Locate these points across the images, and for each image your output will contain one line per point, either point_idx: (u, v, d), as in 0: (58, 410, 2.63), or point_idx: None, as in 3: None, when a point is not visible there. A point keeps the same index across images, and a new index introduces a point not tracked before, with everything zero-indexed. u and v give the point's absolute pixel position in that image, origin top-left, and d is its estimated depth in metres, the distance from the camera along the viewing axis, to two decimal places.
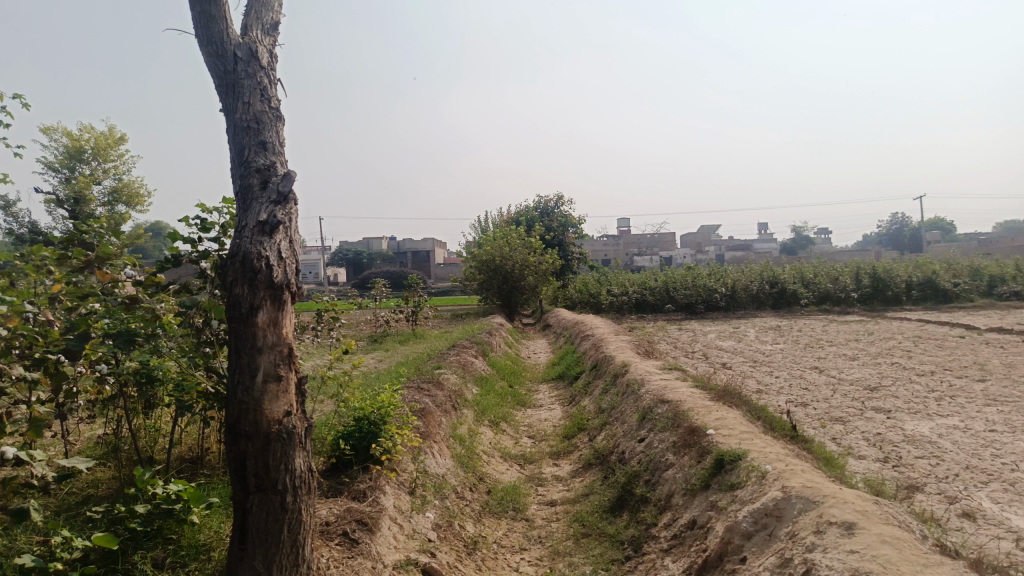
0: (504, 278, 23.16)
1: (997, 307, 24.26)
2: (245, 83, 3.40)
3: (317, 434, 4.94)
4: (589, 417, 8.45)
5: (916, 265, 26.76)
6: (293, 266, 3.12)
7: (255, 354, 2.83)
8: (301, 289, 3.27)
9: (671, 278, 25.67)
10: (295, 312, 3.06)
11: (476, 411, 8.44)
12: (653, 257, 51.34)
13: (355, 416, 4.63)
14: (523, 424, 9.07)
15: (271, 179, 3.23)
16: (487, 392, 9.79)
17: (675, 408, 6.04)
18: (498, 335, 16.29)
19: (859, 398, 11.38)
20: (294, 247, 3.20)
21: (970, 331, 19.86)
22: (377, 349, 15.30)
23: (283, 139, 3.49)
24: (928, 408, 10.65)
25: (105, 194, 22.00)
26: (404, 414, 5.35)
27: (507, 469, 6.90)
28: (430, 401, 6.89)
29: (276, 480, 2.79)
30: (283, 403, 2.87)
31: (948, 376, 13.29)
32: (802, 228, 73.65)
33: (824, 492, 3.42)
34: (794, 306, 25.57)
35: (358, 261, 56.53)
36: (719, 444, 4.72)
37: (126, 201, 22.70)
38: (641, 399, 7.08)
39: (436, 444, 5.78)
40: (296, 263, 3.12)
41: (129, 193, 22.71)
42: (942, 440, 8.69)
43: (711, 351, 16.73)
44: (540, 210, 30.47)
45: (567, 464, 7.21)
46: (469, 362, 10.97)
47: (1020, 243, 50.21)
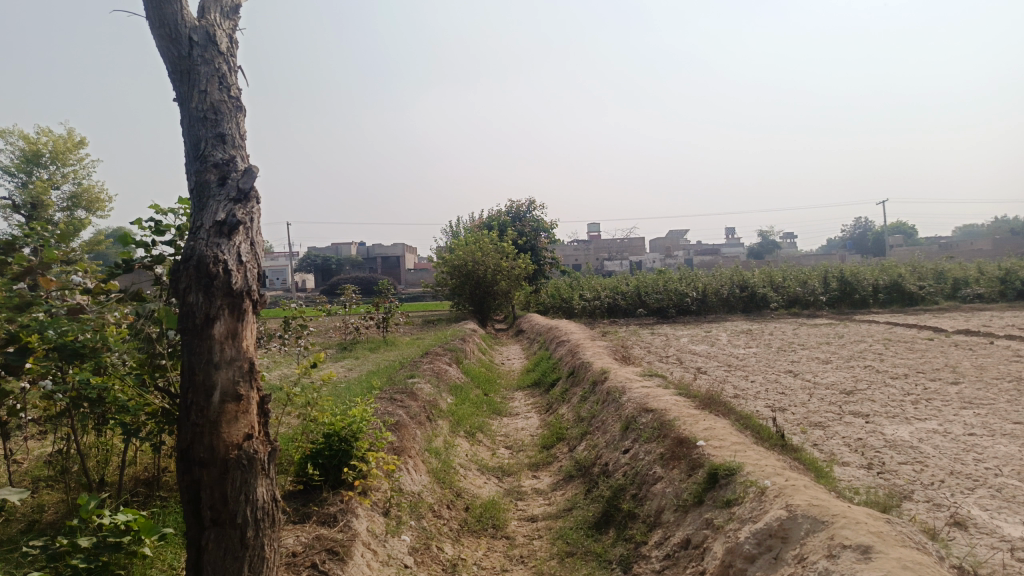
0: (476, 283, 22.86)
1: (961, 309, 24.58)
2: (202, 70, 3.08)
3: (282, 454, 4.61)
4: (568, 426, 8.19)
5: (883, 268, 27.02)
6: (255, 271, 2.81)
7: (210, 371, 2.51)
8: (264, 296, 2.96)
9: (642, 282, 25.59)
10: (257, 323, 2.74)
11: (451, 422, 8.13)
12: (623, 262, 51.42)
13: (324, 432, 4.30)
14: (500, 434, 8.77)
15: (230, 175, 2.92)
16: (462, 401, 9.48)
17: (660, 417, 5.80)
18: (471, 341, 15.99)
19: (837, 402, 11.30)
20: (256, 250, 2.89)
21: (938, 334, 20.04)
22: (346, 357, 14.90)
23: (244, 132, 3.18)
24: (905, 411, 10.58)
25: (63, 199, 21.22)
26: (377, 430, 5.03)
27: (485, 483, 6.61)
28: (403, 413, 6.57)
29: (235, 513, 2.47)
30: (242, 425, 2.56)
31: (922, 379, 13.30)
32: (769, 232, 74.43)
33: (833, 512, 3.21)
34: (764, 309, 25.66)
35: (326, 266, 55.77)
36: (710, 457, 4.49)
37: (86, 206, 21.95)
38: (622, 407, 6.83)
39: (411, 459, 5.48)
40: (259, 267, 2.81)
41: (89, 198, 21.94)
42: (922, 444, 8.60)
43: (686, 355, 16.61)
44: (511, 215, 30.23)
45: (546, 476, 6.94)
46: (443, 370, 10.66)
47: (980, 247, 51.29)
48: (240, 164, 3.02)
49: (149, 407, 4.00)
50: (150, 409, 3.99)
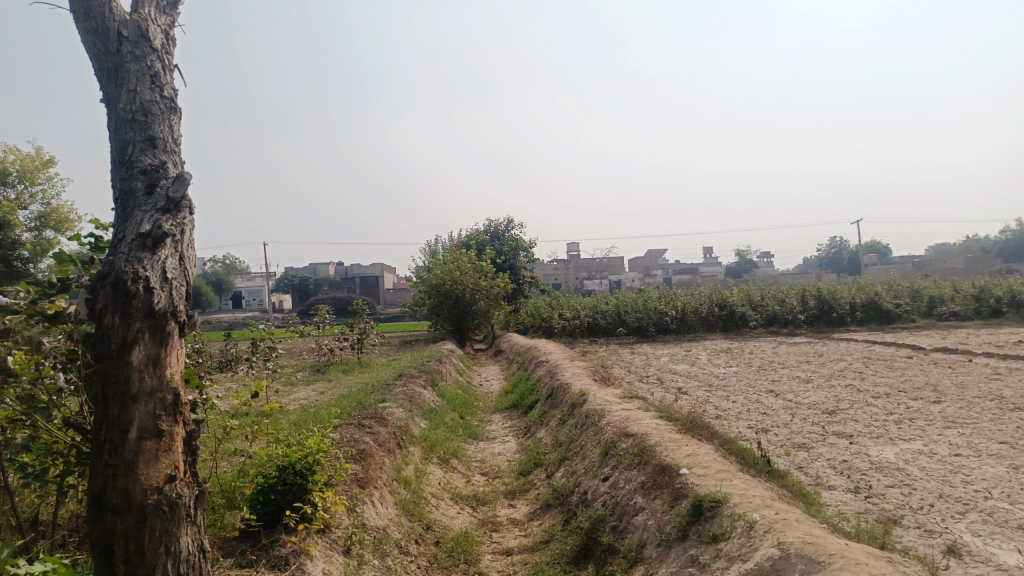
0: (454, 303, 22.53)
1: (938, 327, 24.67)
2: (131, 68, 2.80)
3: (231, 486, 4.25)
4: (546, 451, 7.88)
5: (861, 286, 27.08)
6: (184, 290, 2.53)
7: (126, 404, 2.23)
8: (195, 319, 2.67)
9: (622, 301, 25.39)
10: (184, 349, 2.45)
11: (424, 448, 7.76)
12: (602, 281, 51.34)
13: (278, 465, 3.99)
14: (475, 460, 8.42)
15: (160, 182, 2.69)
16: (436, 425, 9.13)
17: (641, 442, 5.50)
18: (448, 362, 15.64)
19: (819, 422, 11.08)
20: (186, 266, 2.62)
21: (917, 351, 20.01)
22: (319, 379, 14.45)
23: (177, 135, 2.92)
24: (889, 431, 10.39)
25: (30, 220, 20.61)
26: (337, 460, 4.69)
27: (458, 513, 6.26)
28: (370, 440, 6.23)
29: (153, 567, 2.17)
30: (165, 465, 2.27)
31: (904, 398, 13.15)
32: (746, 251, 74.98)
33: (829, 550, 2.94)
34: (743, 328, 25.56)
35: (304, 286, 55.12)
36: (694, 487, 4.18)
37: (54, 227, 21.34)
38: (601, 432, 6.54)
39: (377, 491, 5.14)
40: (188, 284, 2.54)
41: (58, 218, 21.34)
42: (908, 465, 8.39)
43: (666, 375, 16.38)
44: (490, 234, 29.97)
45: (522, 505, 6.62)
46: (417, 392, 10.28)
47: (954, 265, 52.00)
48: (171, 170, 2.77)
49: (58, 445, 3.55)
50: (60, 446, 3.55)
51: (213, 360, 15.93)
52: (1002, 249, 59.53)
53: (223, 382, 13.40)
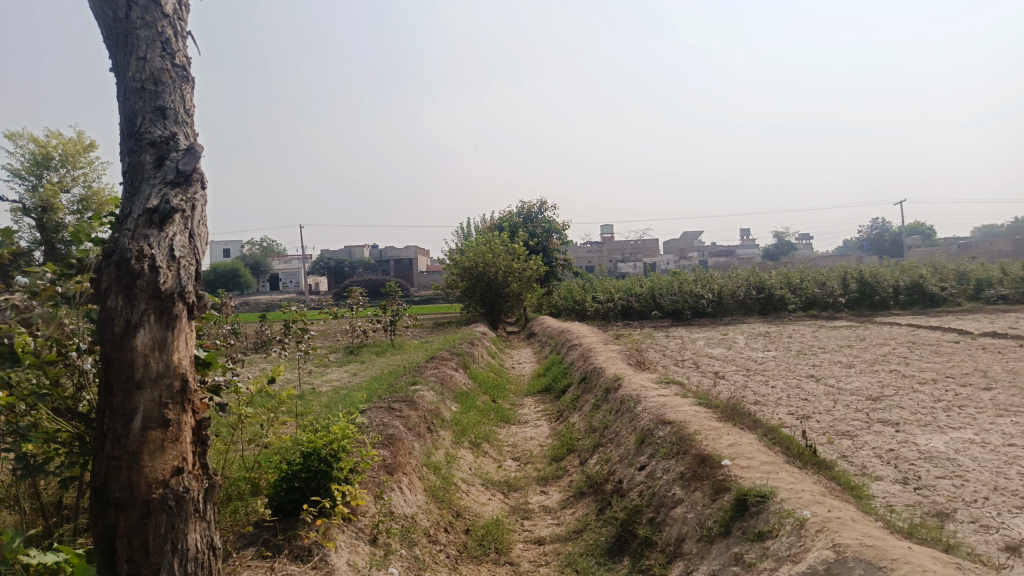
0: (487, 285, 22.38)
1: (985, 311, 23.88)
2: (141, 35, 2.62)
3: (258, 467, 4.18)
4: (579, 436, 7.69)
5: (904, 268, 26.30)
6: (193, 269, 2.38)
7: (130, 391, 2.11)
8: (204, 299, 2.53)
9: (657, 284, 24.99)
10: (192, 333, 2.32)
11: (455, 432, 7.63)
12: (636, 264, 50.90)
13: (302, 451, 3.87)
14: (507, 444, 8.26)
15: (170, 155, 2.51)
16: (468, 409, 8.99)
17: (680, 431, 5.28)
18: (480, 344, 15.51)
19: (863, 409, 10.71)
20: (197, 243, 2.46)
21: (964, 336, 19.35)
22: (351, 361, 14.44)
23: (191, 105, 2.74)
24: (937, 419, 9.98)
25: (72, 203, 20.88)
26: (365, 446, 4.55)
27: (489, 500, 6.10)
28: (400, 424, 6.10)
29: (159, 566, 2.07)
30: (171, 458, 2.17)
31: (952, 385, 12.67)
32: (784, 233, 73.62)
33: (891, 556, 2.70)
34: (781, 311, 25.02)
35: (339, 269, 55.59)
36: (738, 480, 3.95)
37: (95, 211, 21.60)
38: (637, 418, 6.32)
39: (406, 477, 5.01)
40: (197, 262, 2.38)
41: (98, 202, 21.59)
42: (959, 455, 8.01)
43: (702, 359, 16.05)
44: (523, 215, 29.72)
45: (555, 492, 6.43)
46: (449, 375, 10.15)
47: (1000, 247, 50.41)
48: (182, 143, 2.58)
49: (61, 435, 3.26)
50: (63, 437, 3.23)
51: (248, 341, 16.02)
52: None
53: (257, 363, 13.46)
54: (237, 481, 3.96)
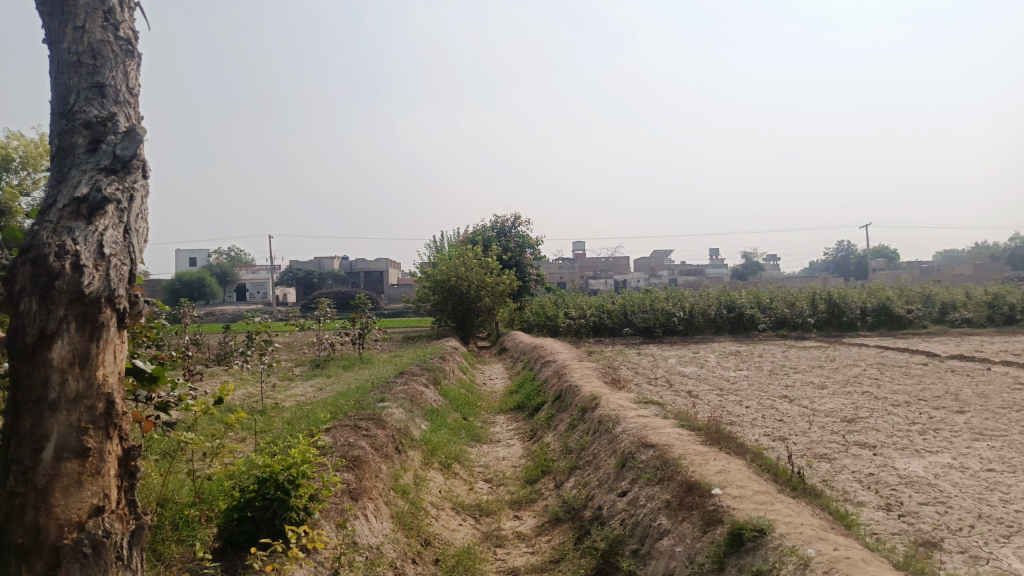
0: (458, 299, 22.05)
1: (950, 334, 24.15)
2: (79, 2, 2.32)
3: (211, 495, 3.87)
4: (554, 457, 7.39)
5: (872, 290, 26.53)
6: (126, 269, 2.18)
7: (43, 415, 1.96)
8: (137, 306, 2.36)
9: (629, 301, 24.85)
10: (119, 345, 2.15)
11: (424, 452, 7.27)
12: (606, 281, 50.94)
13: (257, 476, 3.54)
14: (478, 465, 7.92)
15: (106, 137, 2.23)
16: (438, 427, 8.64)
17: (663, 455, 5.00)
18: (452, 360, 15.14)
19: (839, 431, 10.56)
20: (134, 237, 2.24)
21: (933, 358, 19.46)
22: (317, 375, 13.98)
23: (136, 84, 2.41)
24: (914, 443, 9.85)
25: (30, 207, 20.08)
26: (327, 471, 4.21)
27: (459, 526, 5.76)
28: (367, 444, 5.76)
29: None
30: (88, 495, 2.04)
31: (925, 407, 12.61)
32: (753, 253, 74.41)
33: None
34: (752, 331, 25.02)
35: (308, 280, 54.82)
36: (731, 512, 3.68)
37: None
38: (617, 440, 6.03)
39: (372, 502, 4.67)
40: (131, 260, 2.18)
41: None
42: (939, 481, 7.85)
43: (675, 378, 15.86)
44: (496, 230, 29.46)
45: (529, 517, 6.11)
46: (418, 391, 9.78)
47: (961, 271, 51.47)
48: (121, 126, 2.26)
49: None
50: None
51: (210, 353, 15.45)
52: (1011, 255, 58.77)
53: (218, 376, 12.94)
54: (186, 508, 3.68)
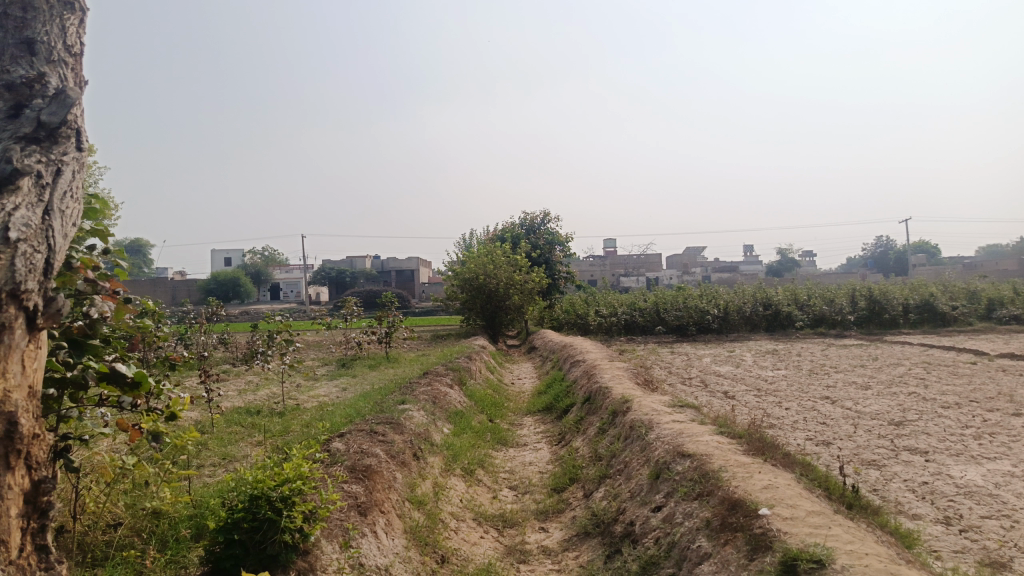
0: (487, 297, 21.65)
1: (998, 331, 23.14)
2: None
3: (187, 516, 3.90)
4: (583, 464, 6.98)
5: (913, 286, 25.57)
6: (35, 256, 2.06)
7: None
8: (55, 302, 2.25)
9: (661, 298, 24.24)
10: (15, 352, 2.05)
11: (445, 458, 6.89)
12: (638, 278, 50.20)
13: (247, 493, 3.20)
14: (503, 471, 7.52)
15: (31, 102, 2.27)
16: (461, 431, 8.26)
17: (702, 466, 4.56)
18: (479, 359, 14.78)
19: (887, 435, 9.95)
20: (51, 219, 2.16)
21: (980, 357, 18.58)
22: (343, 375, 13.70)
23: (71, 39, 2.49)
24: (969, 448, 9.23)
25: None
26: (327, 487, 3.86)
27: (480, 539, 5.37)
28: (381, 450, 5.43)
29: None
30: None
31: (978, 410, 11.90)
32: (788, 249, 72.97)
33: None
34: (789, 328, 24.26)
35: (340, 279, 54.92)
36: (783, 537, 3.24)
37: None
38: (650, 448, 5.59)
39: (383, 517, 4.30)
40: (44, 248, 2.09)
41: None
42: (1001, 491, 7.24)
43: (710, 378, 15.30)
44: (525, 227, 29.04)
45: (557, 530, 5.68)
46: (442, 393, 9.42)
47: (1008, 266, 49.73)
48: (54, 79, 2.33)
49: None
50: None
51: (235, 353, 15.22)
52: None
53: (242, 378, 12.74)
54: (179, 523, 3.87)
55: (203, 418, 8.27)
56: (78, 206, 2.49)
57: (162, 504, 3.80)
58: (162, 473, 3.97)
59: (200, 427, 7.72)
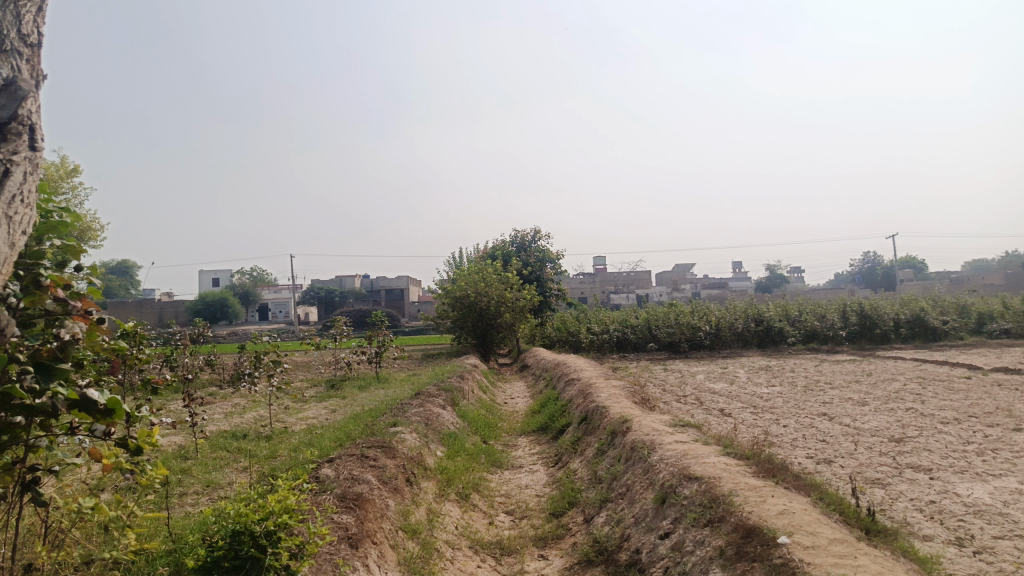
0: (478, 315, 21.42)
1: (989, 345, 23.10)
2: None
3: (160, 558, 3.63)
4: (582, 487, 6.74)
5: (904, 301, 25.52)
6: None
7: None
8: None
9: (653, 315, 24.07)
10: None
11: (439, 483, 6.64)
12: (628, 296, 50.08)
13: (228, 529, 2.98)
14: (498, 495, 7.27)
15: None
16: (455, 453, 8.00)
17: (711, 490, 4.35)
18: (471, 378, 14.53)
19: (889, 452, 9.76)
20: None
21: (975, 371, 18.47)
22: (332, 396, 13.40)
23: (24, 29, 2.29)
24: (973, 465, 9.06)
25: None
26: (313, 519, 3.63)
27: (477, 569, 5.11)
28: (372, 477, 5.18)
29: None
30: None
31: (978, 425, 11.75)
32: (777, 266, 73.19)
33: None
34: (781, 344, 24.14)
35: (330, 298, 54.56)
36: (806, 568, 3.04)
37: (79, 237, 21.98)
38: (654, 471, 5.37)
39: (375, 549, 4.06)
40: None
41: (82, 229, 21.96)
42: (1010, 510, 7.04)
43: (704, 395, 15.11)
44: (516, 245, 28.90)
45: (557, 557, 5.43)
46: (435, 414, 9.16)
47: (994, 281, 49.98)
48: (13, 67, 2.17)
49: None
50: None
51: (222, 375, 14.90)
52: None
53: (228, 400, 12.44)
54: (155, 561, 3.61)
55: (187, 443, 7.97)
56: (30, 212, 2.29)
57: (127, 551, 3.45)
58: (132, 513, 3.65)
59: (184, 454, 7.43)
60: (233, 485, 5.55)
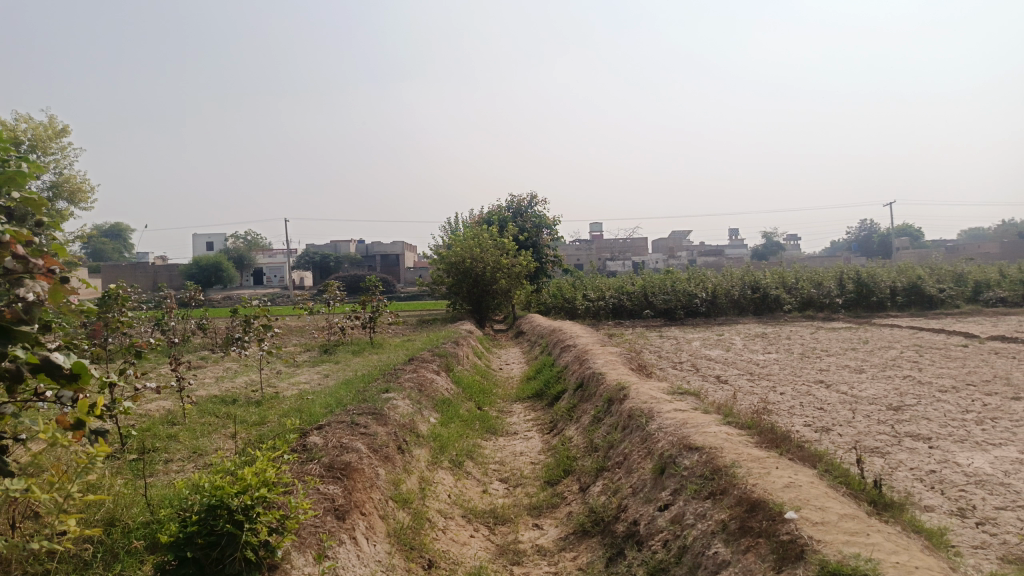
0: (473, 281, 21.20)
1: (985, 314, 23.02)
2: None
3: (133, 530, 3.49)
4: (578, 455, 6.60)
5: (900, 269, 25.36)
6: None
7: None
8: None
9: (649, 282, 23.87)
10: None
11: (431, 450, 6.48)
12: (624, 262, 49.89)
13: (203, 503, 2.80)
14: (493, 462, 7.12)
15: None
16: (449, 420, 7.85)
17: (713, 461, 4.18)
18: (466, 343, 14.36)
19: (887, 421, 9.65)
20: None
21: (971, 340, 18.39)
22: (325, 361, 13.24)
23: None
24: (973, 434, 8.95)
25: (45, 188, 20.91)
26: (292, 490, 3.45)
27: (470, 539, 4.97)
28: (362, 444, 5.02)
29: None
30: None
31: (977, 394, 11.64)
32: (773, 233, 73.02)
33: None
34: (777, 312, 24.02)
35: (325, 263, 54.22)
36: (815, 547, 2.89)
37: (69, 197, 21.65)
38: (652, 440, 5.21)
39: (364, 520, 3.90)
40: None
41: (71, 188, 21.63)
42: (1012, 480, 6.92)
43: (701, 362, 14.99)
44: (512, 210, 28.56)
45: (552, 527, 5.30)
46: (428, 380, 9.00)
47: (989, 251, 49.96)
48: None
49: None
50: None
51: (213, 339, 14.70)
52: None
53: (219, 364, 12.28)
54: (131, 532, 3.48)
55: (175, 408, 7.80)
56: None
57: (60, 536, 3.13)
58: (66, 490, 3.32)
59: (170, 419, 7.26)
60: (215, 455, 5.37)
